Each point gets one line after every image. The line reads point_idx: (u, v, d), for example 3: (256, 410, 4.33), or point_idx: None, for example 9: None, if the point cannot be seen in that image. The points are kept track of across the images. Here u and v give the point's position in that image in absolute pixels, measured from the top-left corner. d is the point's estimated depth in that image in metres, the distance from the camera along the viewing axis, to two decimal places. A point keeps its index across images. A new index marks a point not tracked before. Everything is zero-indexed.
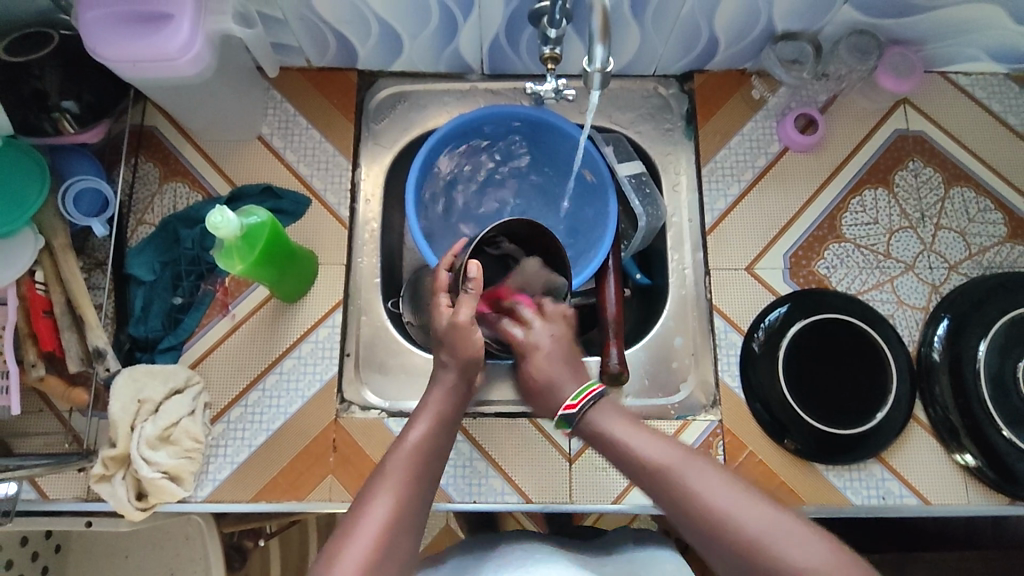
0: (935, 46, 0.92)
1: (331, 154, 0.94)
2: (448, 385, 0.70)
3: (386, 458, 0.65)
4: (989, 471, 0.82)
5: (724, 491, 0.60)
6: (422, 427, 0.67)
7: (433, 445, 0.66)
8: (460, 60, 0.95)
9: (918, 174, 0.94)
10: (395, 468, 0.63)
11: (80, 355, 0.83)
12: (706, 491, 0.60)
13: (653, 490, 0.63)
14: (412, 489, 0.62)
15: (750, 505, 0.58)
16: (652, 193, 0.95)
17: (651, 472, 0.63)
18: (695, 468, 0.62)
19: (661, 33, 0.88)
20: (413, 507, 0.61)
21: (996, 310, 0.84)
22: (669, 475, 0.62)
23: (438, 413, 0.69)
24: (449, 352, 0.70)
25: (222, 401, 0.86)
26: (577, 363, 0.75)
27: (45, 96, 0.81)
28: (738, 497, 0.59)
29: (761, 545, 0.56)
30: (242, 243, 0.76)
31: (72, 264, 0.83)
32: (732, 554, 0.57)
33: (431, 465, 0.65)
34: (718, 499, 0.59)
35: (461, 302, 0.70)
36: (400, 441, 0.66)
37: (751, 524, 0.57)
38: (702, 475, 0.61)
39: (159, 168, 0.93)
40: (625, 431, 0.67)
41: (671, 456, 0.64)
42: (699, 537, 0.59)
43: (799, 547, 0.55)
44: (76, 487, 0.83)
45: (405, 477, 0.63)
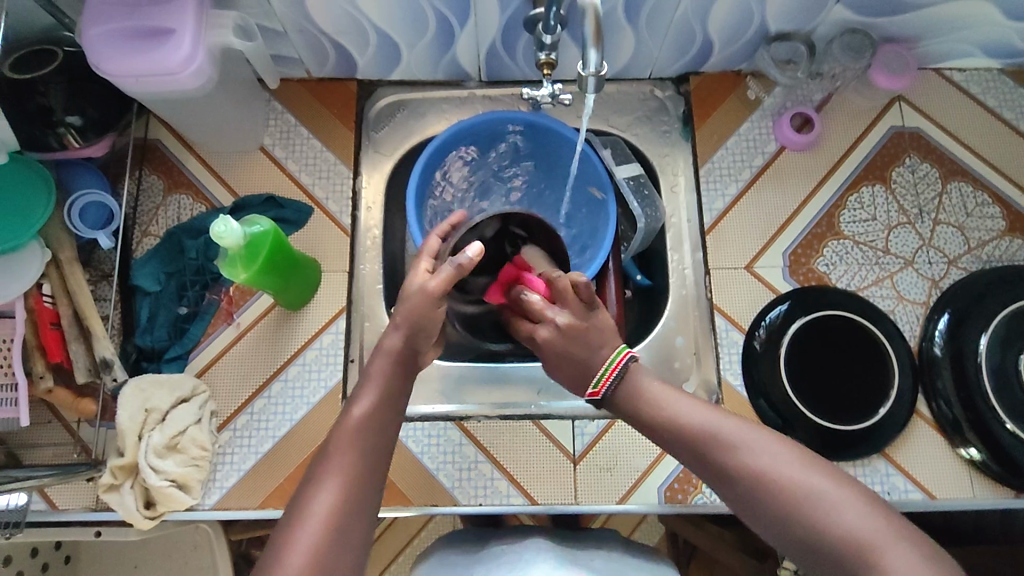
0: (928, 43, 0.93)
1: (332, 162, 0.96)
2: (389, 353, 0.67)
3: (333, 434, 0.62)
4: (993, 463, 0.82)
5: (768, 453, 0.58)
6: (366, 400, 0.64)
7: (377, 418, 0.63)
8: (457, 67, 0.96)
9: (915, 170, 0.95)
10: (342, 444, 0.60)
11: (88, 366, 0.83)
12: (744, 453, 0.58)
13: (693, 455, 0.61)
14: (363, 465, 0.59)
15: (795, 468, 0.57)
16: (650, 195, 0.96)
17: (690, 437, 0.61)
18: (739, 433, 0.60)
19: (656, 36, 0.89)
20: (363, 486, 0.59)
21: (997, 303, 0.85)
22: (713, 438, 0.60)
23: (384, 385, 0.65)
24: (403, 313, 0.67)
25: (228, 408, 0.87)
26: (596, 342, 0.67)
27: (50, 112, 0.82)
28: (784, 459, 0.57)
29: (803, 504, 0.55)
30: (247, 251, 0.76)
31: (79, 276, 0.84)
32: (776, 516, 0.56)
33: (377, 439, 0.62)
34: (764, 462, 0.57)
35: (439, 271, 0.67)
36: (345, 414, 0.63)
37: (797, 484, 0.56)
38: (748, 439, 0.59)
39: (163, 180, 0.94)
40: (658, 392, 0.65)
41: (711, 420, 0.61)
42: (741, 499, 0.58)
43: (839, 507, 0.54)
44: (85, 497, 0.84)
45: (354, 456, 0.60)
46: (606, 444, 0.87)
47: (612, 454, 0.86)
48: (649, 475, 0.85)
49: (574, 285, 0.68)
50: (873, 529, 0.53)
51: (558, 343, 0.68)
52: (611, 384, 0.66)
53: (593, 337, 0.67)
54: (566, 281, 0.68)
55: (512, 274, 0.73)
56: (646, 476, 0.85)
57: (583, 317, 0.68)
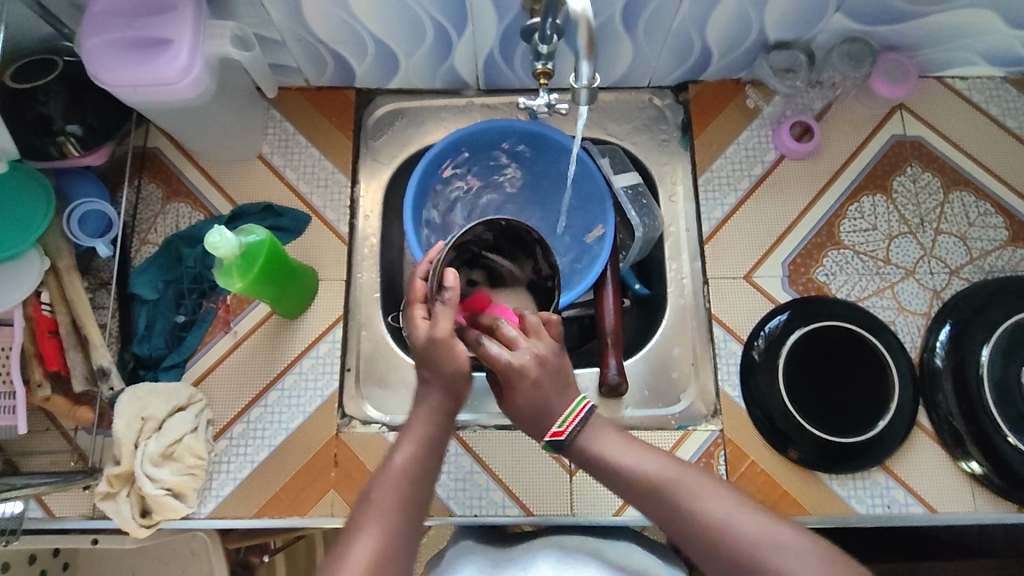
0: (929, 51, 0.92)
1: (330, 171, 0.96)
2: (433, 407, 0.64)
3: (373, 484, 0.62)
4: (996, 477, 0.81)
5: (729, 506, 0.59)
6: (407, 451, 0.62)
7: (419, 470, 0.62)
8: (456, 76, 0.96)
9: (916, 179, 0.94)
10: (380, 497, 0.60)
11: (85, 374, 0.84)
12: (708, 505, 0.59)
13: (654, 509, 0.61)
14: (402, 515, 0.59)
15: (754, 519, 0.58)
16: (649, 205, 0.95)
17: (644, 490, 0.61)
18: (699, 485, 0.61)
19: (654, 44, 0.89)
20: (403, 541, 0.59)
21: (999, 313, 0.84)
22: (668, 492, 0.60)
23: (426, 435, 0.63)
24: (429, 368, 0.63)
25: (224, 417, 0.87)
26: (564, 383, 0.63)
27: (50, 121, 0.83)
28: (742, 512, 0.59)
29: (766, 558, 0.56)
30: (242, 262, 0.77)
31: (77, 284, 0.85)
32: (734, 567, 0.57)
33: (417, 489, 0.61)
34: (724, 515, 0.59)
35: (438, 313, 0.62)
36: (385, 465, 0.62)
37: (754, 539, 0.57)
38: (706, 491, 0.60)
39: (162, 189, 0.95)
40: (616, 447, 0.63)
41: (671, 474, 0.61)
42: (702, 552, 0.59)
43: (796, 561, 0.56)
44: (82, 505, 0.84)
45: (392, 509, 0.59)
46: None
47: None
48: None
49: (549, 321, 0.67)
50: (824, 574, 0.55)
51: (533, 374, 0.62)
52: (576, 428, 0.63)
53: (564, 378, 0.63)
54: (541, 318, 0.67)
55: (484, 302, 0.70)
56: None
57: (556, 353, 0.64)
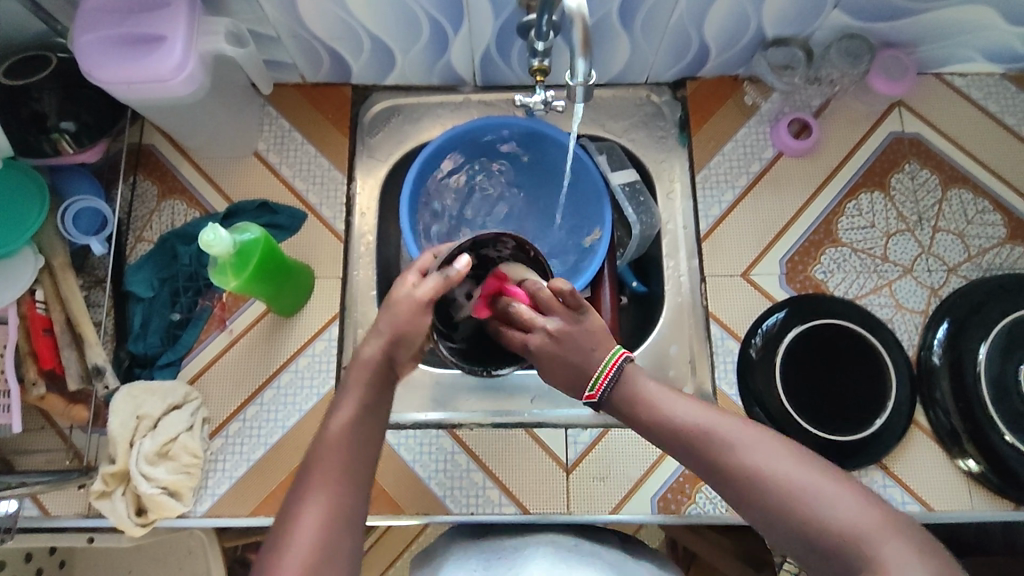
0: (928, 48, 0.92)
1: (326, 168, 0.95)
2: (371, 362, 0.64)
3: (313, 449, 0.59)
4: (993, 476, 0.81)
5: (762, 451, 0.56)
6: (347, 411, 0.61)
7: (358, 426, 0.60)
8: (452, 73, 0.96)
9: (914, 176, 0.94)
10: (323, 460, 0.58)
11: (80, 373, 0.83)
12: (743, 451, 0.57)
13: (692, 457, 0.59)
14: (346, 480, 0.57)
15: (790, 464, 0.55)
16: (646, 202, 0.94)
17: (682, 436, 0.60)
18: (734, 430, 0.58)
19: (651, 41, 0.88)
20: (347, 504, 0.56)
21: (996, 312, 0.84)
22: (705, 438, 0.59)
23: (365, 397, 0.62)
24: (390, 325, 0.64)
25: (220, 415, 0.87)
26: (590, 344, 0.65)
27: (44, 118, 0.83)
28: (779, 454, 0.56)
29: (804, 502, 0.53)
30: (236, 259, 0.76)
31: (71, 282, 0.84)
32: (774, 513, 0.54)
33: (360, 453, 0.59)
34: (760, 459, 0.56)
35: (428, 279, 0.64)
36: (326, 426, 0.60)
37: (789, 482, 0.54)
38: (741, 437, 0.58)
39: (157, 186, 0.94)
40: (654, 396, 0.62)
41: (709, 419, 0.60)
42: (742, 498, 0.56)
43: (835, 505, 0.53)
44: (78, 504, 0.84)
45: (337, 474, 0.57)
46: (599, 453, 0.86)
47: (606, 462, 0.86)
48: (642, 484, 0.85)
49: (560, 289, 0.65)
50: (862, 516, 0.52)
51: (553, 349, 0.64)
52: (611, 382, 0.63)
53: (587, 339, 0.65)
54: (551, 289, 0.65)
55: (496, 287, 0.68)
56: (639, 485, 0.85)
57: (572, 321, 0.65)
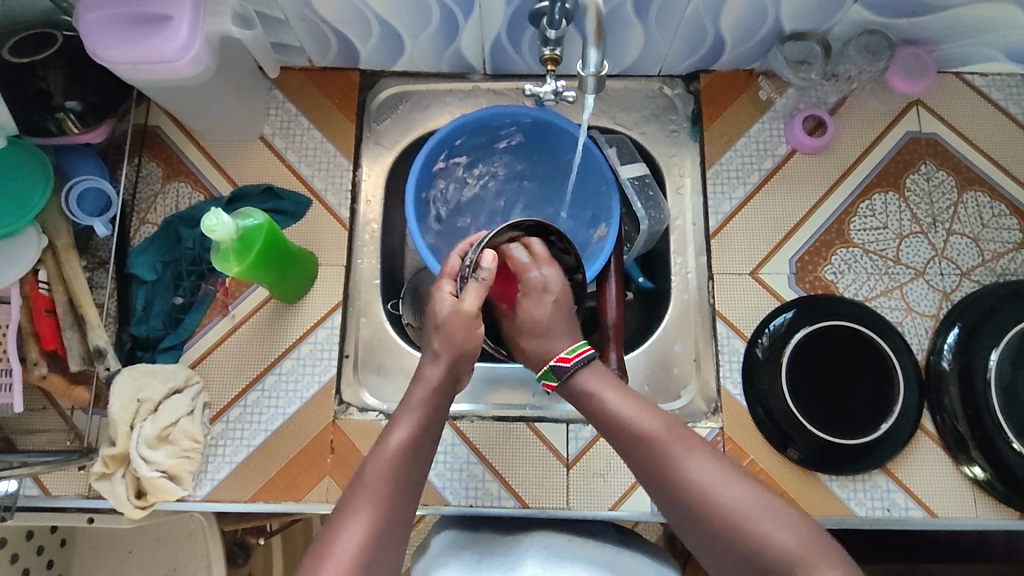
0: (949, 46, 0.90)
1: (331, 154, 0.94)
2: (432, 384, 0.67)
3: (368, 462, 0.62)
4: (998, 484, 0.80)
5: (708, 470, 0.61)
6: (404, 431, 0.64)
7: (414, 451, 0.63)
8: (462, 60, 0.94)
9: (930, 177, 0.92)
10: (376, 476, 0.60)
11: (82, 354, 0.83)
12: (689, 466, 0.61)
13: (640, 464, 0.64)
14: (395, 497, 0.60)
15: (733, 486, 0.59)
16: (655, 196, 0.94)
17: (637, 444, 0.64)
18: (682, 446, 0.63)
19: (666, 32, 0.86)
20: (392, 521, 0.59)
21: (1009, 318, 0.82)
22: (652, 447, 0.63)
23: (422, 420, 0.65)
24: (443, 341, 0.66)
25: (221, 400, 0.86)
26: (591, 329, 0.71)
27: (49, 97, 0.82)
28: (722, 478, 0.60)
29: (739, 521, 0.58)
30: (239, 245, 0.76)
31: (74, 263, 0.84)
32: (709, 530, 0.59)
33: (411, 474, 0.62)
34: (704, 475, 0.60)
35: (469, 290, 0.66)
36: (382, 443, 0.63)
37: (728, 502, 0.58)
38: (688, 453, 0.62)
39: (162, 168, 0.93)
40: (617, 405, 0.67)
41: (665, 434, 0.64)
42: (678, 511, 0.61)
43: (774, 526, 0.57)
44: (78, 484, 0.84)
45: (387, 492, 0.59)
46: (600, 449, 0.86)
47: (606, 458, 0.85)
48: None
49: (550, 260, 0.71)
50: (796, 542, 0.56)
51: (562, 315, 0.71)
52: (581, 360, 0.69)
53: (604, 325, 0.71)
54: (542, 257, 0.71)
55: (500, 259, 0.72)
56: (640, 483, 0.84)
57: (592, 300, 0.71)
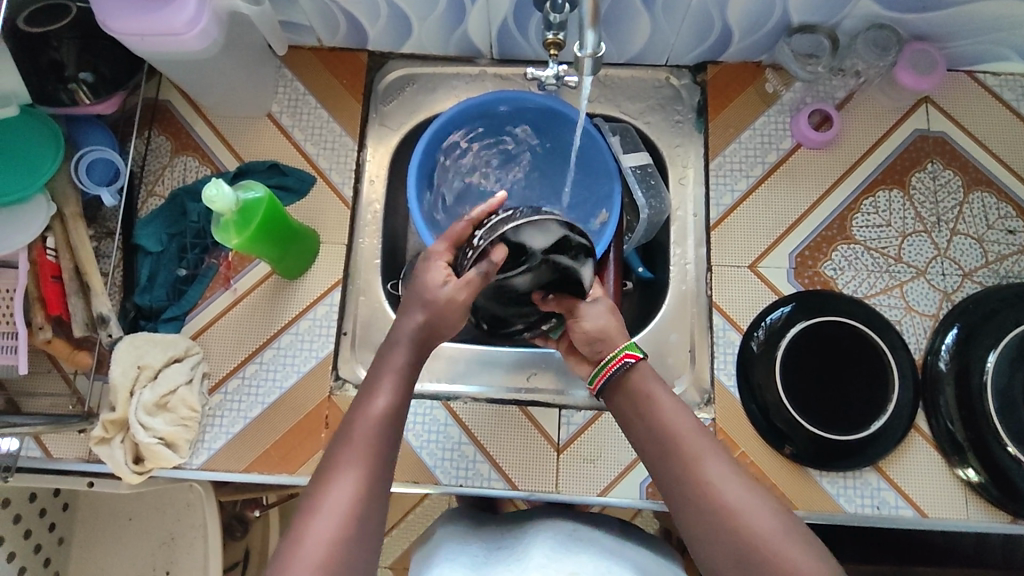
0: (961, 43, 0.89)
1: (337, 133, 0.95)
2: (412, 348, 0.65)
3: (349, 427, 0.60)
4: (991, 487, 0.80)
5: (740, 489, 0.59)
6: (386, 395, 0.62)
7: (397, 416, 0.62)
8: (469, 44, 0.95)
9: (936, 177, 0.91)
10: (358, 442, 0.59)
11: (85, 320, 0.85)
12: (721, 484, 0.59)
13: (670, 475, 0.62)
14: (377, 462, 0.58)
15: (767, 511, 0.58)
16: (656, 186, 0.94)
17: (668, 452, 0.62)
18: (715, 463, 0.60)
19: (673, 21, 0.86)
20: (377, 487, 0.57)
21: (1009, 321, 0.82)
22: (684, 457, 0.61)
23: (400, 383, 0.63)
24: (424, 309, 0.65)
25: (220, 371, 0.88)
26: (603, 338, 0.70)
27: (62, 67, 0.83)
28: (757, 504, 0.58)
29: (769, 549, 0.56)
30: (240, 217, 0.77)
31: (82, 232, 0.85)
32: (732, 551, 0.57)
33: (393, 438, 0.60)
34: (737, 497, 0.58)
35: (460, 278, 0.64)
36: (364, 406, 0.61)
37: (760, 527, 0.57)
38: (721, 470, 0.60)
39: (171, 142, 0.95)
40: (652, 407, 0.65)
41: (707, 450, 0.61)
42: (701, 529, 0.59)
43: (802, 558, 0.55)
44: (78, 448, 0.86)
45: (370, 458, 0.58)
46: (591, 435, 0.86)
47: (596, 445, 0.86)
48: (632, 470, 0.84)
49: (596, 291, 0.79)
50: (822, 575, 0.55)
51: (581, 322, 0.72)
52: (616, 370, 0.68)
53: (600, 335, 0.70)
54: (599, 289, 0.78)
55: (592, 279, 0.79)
56: (629, 470, 0.84)
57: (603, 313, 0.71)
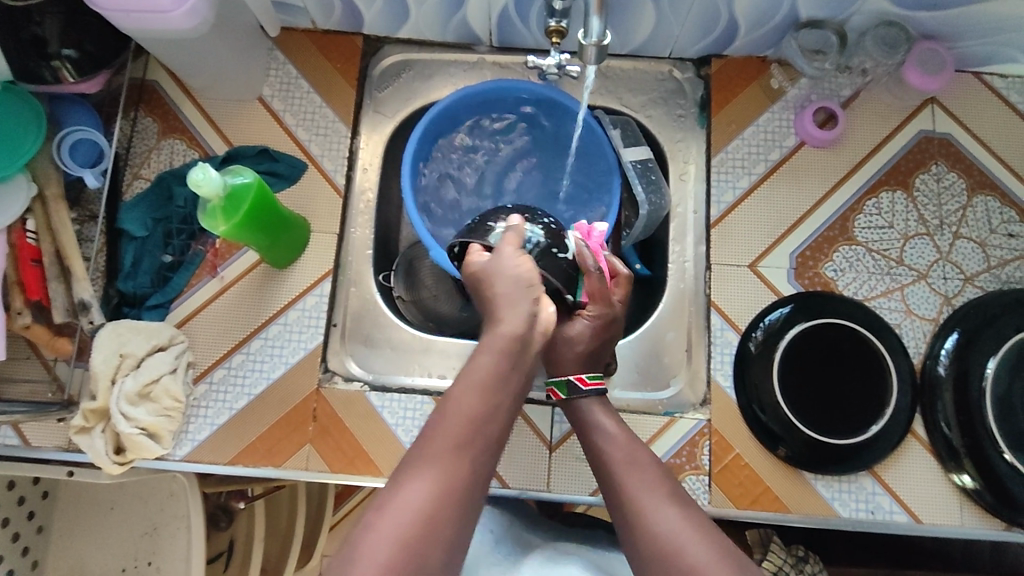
0: (969, 44, 0.87)
1: (330, 119, 0.92)
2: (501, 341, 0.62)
3: (434, 422, 0.59)
4: (987, 493, 0.79)
5: (677, 519, 0.60)
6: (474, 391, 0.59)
7: (484, 411, 0.59)
8: (468, 31, 0.92)
9: (940, 179, 0.89)
10: (438, 440, 0.57)
11: (66, 306, 0.83)
12: (659, 515, 0.60)
13: (617, 509, 0.63)
14: (458, 464, 0.57)
15: (700, 540, 0.58)
16: (656, 181, 0.92)
17: (616, 484, 0.65)
18: (655, 494, 0.62)
19: (678, 13, 0.84)
20: (451, 498, 0.55)
21: (1009, 327, 0.81)
22: (628, 489, 0.63)
23: (490, 377, 0.60)
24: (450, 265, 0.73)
25: (206, 361, 0.86)
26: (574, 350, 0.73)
27: (44, 43, 0.79)
28: (689, 533, 0.59)
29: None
30: (227, 203, 0.74)
31: (63, 214, 0.83)
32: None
33: (478, 438, 0.58)
34: (673, 527, 0.59)
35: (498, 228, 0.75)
36: (450, 401, 0.60)
37: (692, 556, 0.57)
38: (660, 502, 0.61)
39: (158, 124, 0.92)
40: (604, 440, 0.69)
41: (649, 480, 0.64)
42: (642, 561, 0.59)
43: None
44: (58, 437, 0.83)
45: (447, 459, 0.56)
46: None
47: None
48: None
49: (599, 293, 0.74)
50: None
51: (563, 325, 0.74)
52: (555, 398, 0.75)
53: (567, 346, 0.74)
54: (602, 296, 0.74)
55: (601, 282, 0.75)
56: None
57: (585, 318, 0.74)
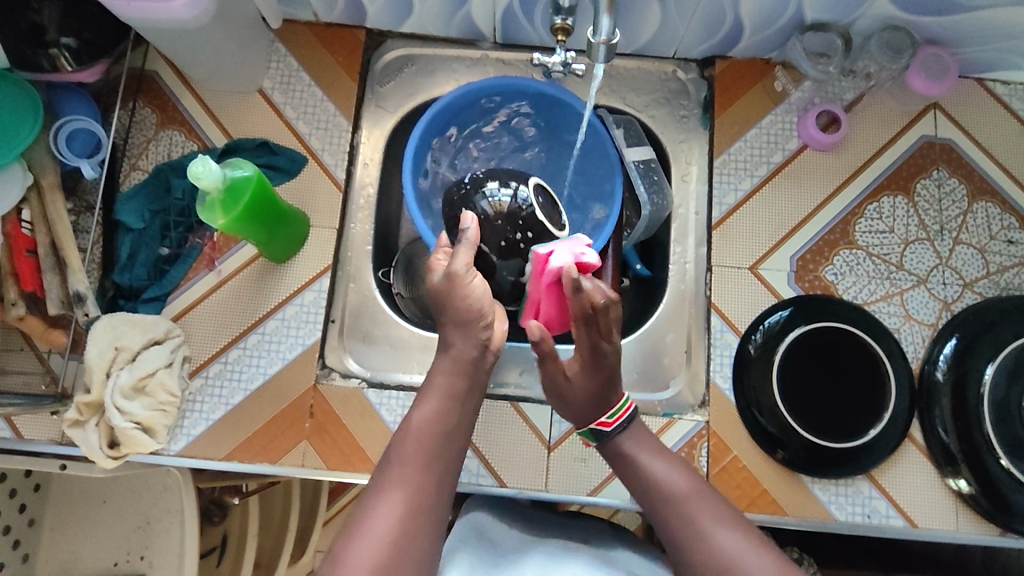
0: (973, 50, 0.87)
1: (331, 113, 0.92)
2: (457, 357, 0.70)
3: (397, 440, 0.66)
4: (982, 499, 0.79)
5: (737, 540, 0.64)
6: (430, 409, 0.67)
7: (439, 426, 0.66)
8: (472, 26, 0.92)
9: (941, 184, 0.90)
10: (405, 457, 0.64)
11: (60, 298, 0.81)
12: (718, 536, 0.64)
13: (672, 532, 0.67)
14: (423, 474, 0.63)
15: (762, 557, 0.63)
16: (659, 181, 0.92)
17: (670, 507, 0.68)
18: (712, 515, 0.66)
19: (684, 13, 0.84)
20: (421, 506, 0.62)
21: (1008, 332, 0.81)
22: (685, 513, 0.67)
23: (447, 392, 0.68)
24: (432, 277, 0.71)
25: (202, 355, 0.85)
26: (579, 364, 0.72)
27: (43, 31, 0.79)
28: (753, 552, 0.63)
29: None
30: (226, 196, 0.74)
31: (59, 204, 0.82)
32: None
33: (438, 451, 0.65)
34: (734, 547, 0.63)
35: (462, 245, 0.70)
36: (410, 421, 0.67)
37: (758, 573, 0.62)
38: (718, 523, 0.65)
39: (157, 115, 0.91)
40: (647, 463, 0.71)
41: (702, 502, 0.67)
42: None
43: None
44: (51, 430, 0.82)
45: (415, 472, 0.63)
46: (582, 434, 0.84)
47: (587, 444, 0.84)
48: None
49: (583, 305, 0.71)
50: None
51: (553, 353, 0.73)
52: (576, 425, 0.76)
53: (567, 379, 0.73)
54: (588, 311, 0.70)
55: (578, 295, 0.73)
56: None
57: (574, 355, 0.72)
